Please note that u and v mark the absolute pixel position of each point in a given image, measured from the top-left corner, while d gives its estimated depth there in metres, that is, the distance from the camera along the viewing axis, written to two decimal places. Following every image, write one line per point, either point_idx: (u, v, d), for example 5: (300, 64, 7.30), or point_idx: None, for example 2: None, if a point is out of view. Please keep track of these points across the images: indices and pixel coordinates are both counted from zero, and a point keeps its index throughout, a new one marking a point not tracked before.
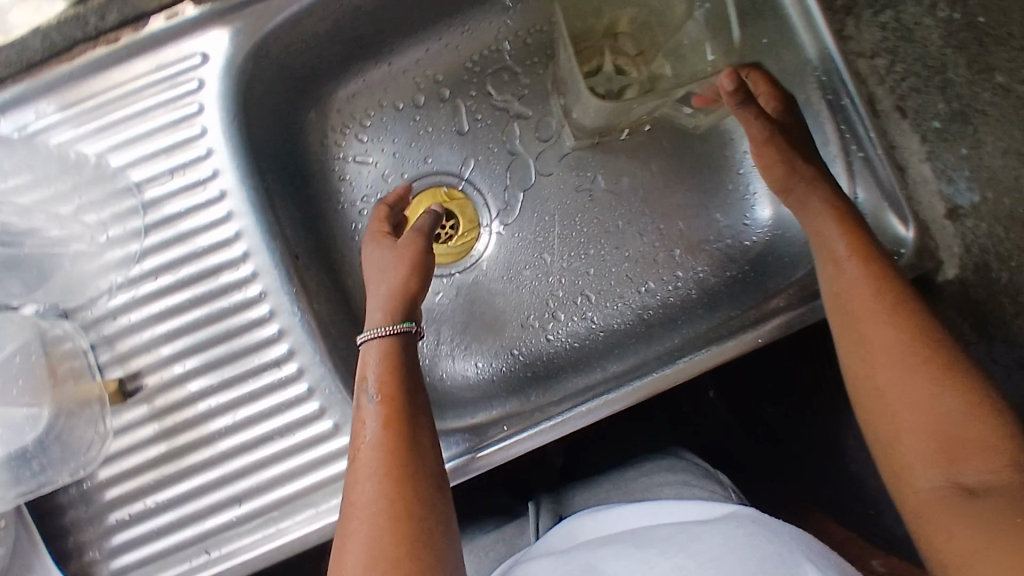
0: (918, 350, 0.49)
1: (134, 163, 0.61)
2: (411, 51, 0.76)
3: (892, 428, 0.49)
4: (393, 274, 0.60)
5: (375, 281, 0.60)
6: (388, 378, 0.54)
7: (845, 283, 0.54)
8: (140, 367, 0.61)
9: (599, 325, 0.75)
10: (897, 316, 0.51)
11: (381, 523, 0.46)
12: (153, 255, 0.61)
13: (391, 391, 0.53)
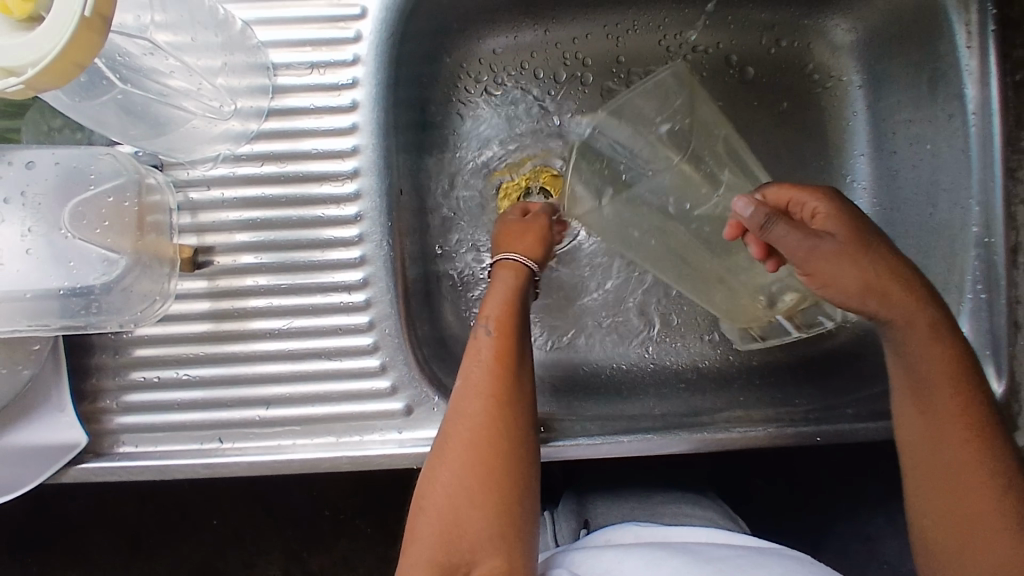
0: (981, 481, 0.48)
1: (277, 44, 0.59)
2: (575, 25, 0.74)
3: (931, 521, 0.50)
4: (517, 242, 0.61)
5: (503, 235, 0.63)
6: (502, 314, 0.54)
7: (927, 398, 0.50)
8: (214, 243, 0.60)
9: (652, 356, 0.74)
10: (973, 440, 0.49)
11: (479, 435, 0.48)
12: (265, 140, 0.60)
13: (506, 324, 0.53)
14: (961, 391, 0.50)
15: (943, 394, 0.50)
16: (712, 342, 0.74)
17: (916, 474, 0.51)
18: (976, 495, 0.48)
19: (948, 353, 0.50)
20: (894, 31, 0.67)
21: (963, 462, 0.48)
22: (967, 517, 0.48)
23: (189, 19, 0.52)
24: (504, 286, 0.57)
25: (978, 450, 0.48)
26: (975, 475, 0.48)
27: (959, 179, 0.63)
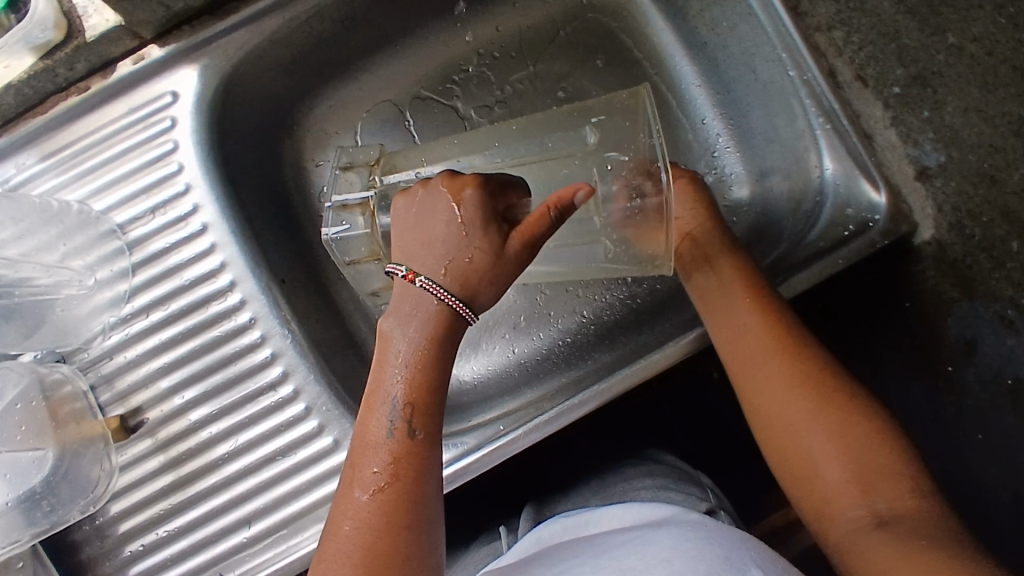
0: (815, 394, 0.51)
1: (114, 206, 0.63)
2: (391, 63, 0.74)
3: (806, 464, 0.50)
4: (456, 265, 0.46)
5: (458, 234, 0.46)
6: (407, 388, 0.46)
7: (739, 334, 0.55)
8: (140, 403, 0.63)
9: (589, 319, 0.77)
10: (790, 357, 0.53)
11: (359, 556, 0.42)
12: (142, 292, 0.63)
13: (410, 405, 0.45)
14: (784, 323, 0.54)
15: (755, 336, 0.55)
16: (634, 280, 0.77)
17: (756, 412, 0.53)
18: (809, 424, 0.50)
19: (761, 292, 0.57)
20: None
21: (779, 377, 0.52)
22: (800, 441, 0.50)
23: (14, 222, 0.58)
24: (407, 340, 0.46)
25: (808, 375, 0.52)
26: (802, 403, 0.51)
27: (760, 39, 0.66)
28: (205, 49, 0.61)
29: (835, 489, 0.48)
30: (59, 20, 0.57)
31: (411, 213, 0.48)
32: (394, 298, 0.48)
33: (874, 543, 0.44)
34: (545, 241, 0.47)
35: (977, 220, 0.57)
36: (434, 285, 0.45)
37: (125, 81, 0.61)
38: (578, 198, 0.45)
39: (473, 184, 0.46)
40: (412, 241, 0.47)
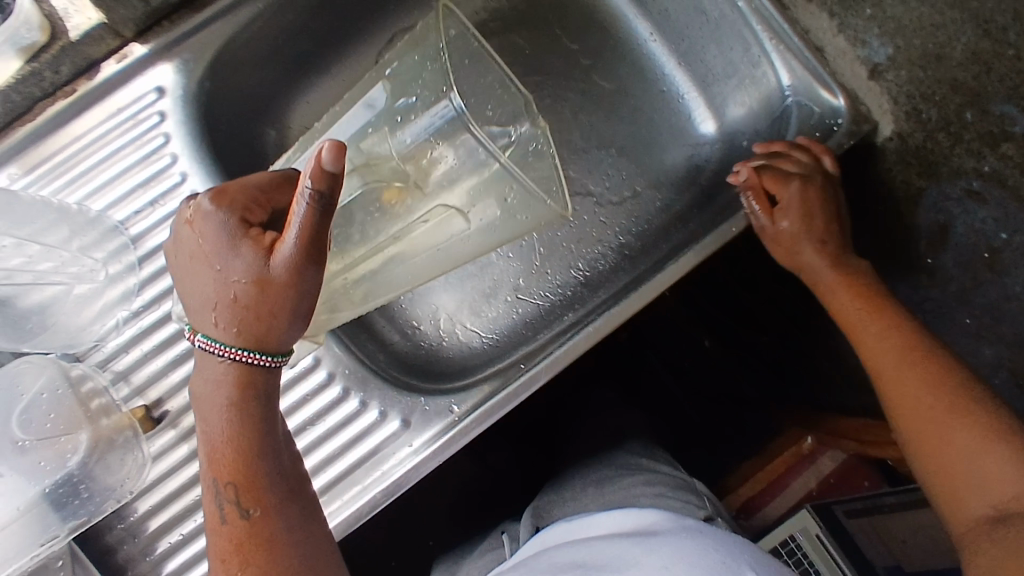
0: (917, 360, 0.54)
1: (114, 204, 0.64)
2: (364, 51, 0.77)
3: (911, 415, 0.53)
4: (221, 309, 0.47)
5: (218, 269, 0.47)
6: (223, 467, 0.48)
7: (881, 330, 0.58)
8: (160, 396, 0.62)
9: (586, 271, 0.80)
10: (901, 340, 0.56)
11: None
12: (151, 285, 0.63)
13: (240, 482, 0.48)
14: (886, 329, 0.58)
15: (889, 325, 0.58)
16: (622, 230, 0.80)
17: (878, 372, 0.57)
18: (921, 398, 0.52)
19: (845, 280, 0.62)
20: None
21: (914, 375, 0.53)
22: (930, 415, 0.51)
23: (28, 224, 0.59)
24: (218, 418, 0.48)
25: (927, 357, 0.54)
26: (913, 380, 0.53)
27: None
28: (184, 44, 0.64)
29: (964, 461, 0.49)
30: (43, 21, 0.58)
31: (185, 258, 0.49)
32: (193, 389, 0.51)
33: (1016, 483, 0.46)
34: (313, 242, 0.43)
35: (930, 102, 0.64)
36: (209, 340, 0.48)
37: (110, 81, 0.63)
38: (322, 169, 0.39)
39: (218, 211, 0.47)
40: (191, 279, 0.49)
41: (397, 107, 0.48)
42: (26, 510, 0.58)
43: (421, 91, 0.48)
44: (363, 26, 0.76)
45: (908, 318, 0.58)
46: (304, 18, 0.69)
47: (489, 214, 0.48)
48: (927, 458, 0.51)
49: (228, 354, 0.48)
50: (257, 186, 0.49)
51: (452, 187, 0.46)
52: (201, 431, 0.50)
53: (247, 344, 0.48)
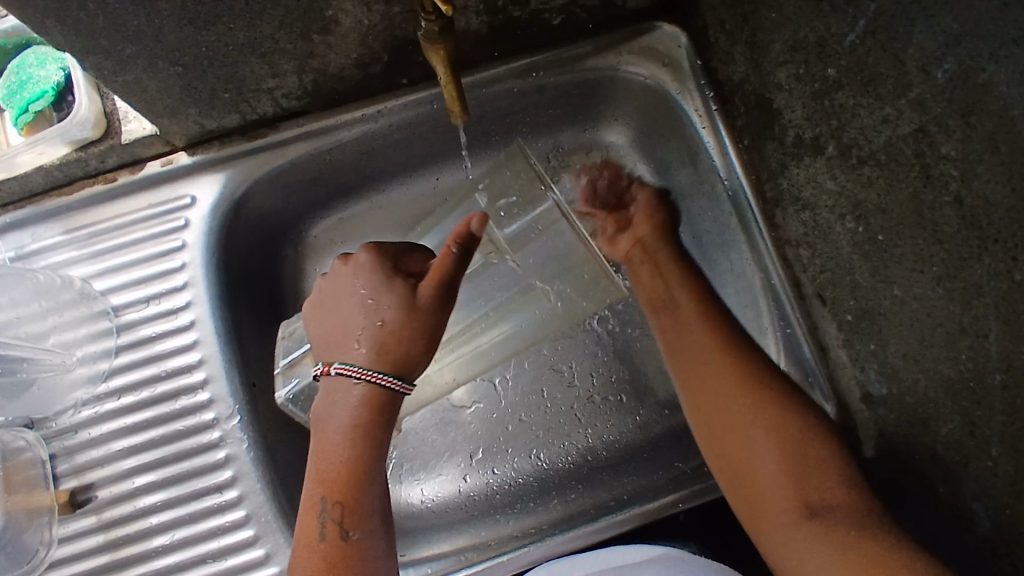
0: (752, 390, 0.59)
1: (114, 289, 0.67)
2: (396, 189, 0.78)
3: (757, 478, 0.57)
4: (365, 336, 0.53)
5: (370, 300, 0.53)
6: (339, 476, 0.52)
7: (673, 319, 0.66)
8: (93, 480, 0.65)
9: (546, 465, 0.78)
10: (721, 350, 0.62)
11: None
12: (120, 374, 0.66)
13: (344, 495, 0.52)
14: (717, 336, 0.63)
15: (693, 321, 0.65)
16: (597, 433, 0.79)
17: (698, 386, 0.62)
18: (748, 430, 0.58)
19: (701, 301, 0.66)
20: (651, 127, 0.75)
21: (734, 380, 0.60)
22: (749, 461, 0.58)
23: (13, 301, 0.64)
24: (341, 434, 0.52)
25: (756, 390, 0.59)
26: (747, 421, 0.58)
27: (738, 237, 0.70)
28: (229, 164, 0.68)
29: (775, 488, 0.55)
30: (99, 118, 0.62)
31: (326, 302, 0.57)
32: (315, 407, 0.55)
33: (822, 532, 0.51)
34: (450, 282, 0.52)
35: (911, 457, 0.57)
36: (347, 364, 0.52)
37: (152, 179, 0.67)
38: (473, 227, 0.50)
39: (372, 257, 0.55)
40: (330, 320, 0.56)
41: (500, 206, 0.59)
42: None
43: (521, 194, 0.57)
44: (412, 171, 0.77)
45: (726, 329, 0.63)
46: (347, 160, 0.72)
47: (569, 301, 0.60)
48: (746, 492, 0.57)
49: (358, 372, 0.52)
50: (401, 246, 0.57)
51: (532, 283, 0.58)
52: (315, 447, 0.54)
53: (386, 369, 0.52)
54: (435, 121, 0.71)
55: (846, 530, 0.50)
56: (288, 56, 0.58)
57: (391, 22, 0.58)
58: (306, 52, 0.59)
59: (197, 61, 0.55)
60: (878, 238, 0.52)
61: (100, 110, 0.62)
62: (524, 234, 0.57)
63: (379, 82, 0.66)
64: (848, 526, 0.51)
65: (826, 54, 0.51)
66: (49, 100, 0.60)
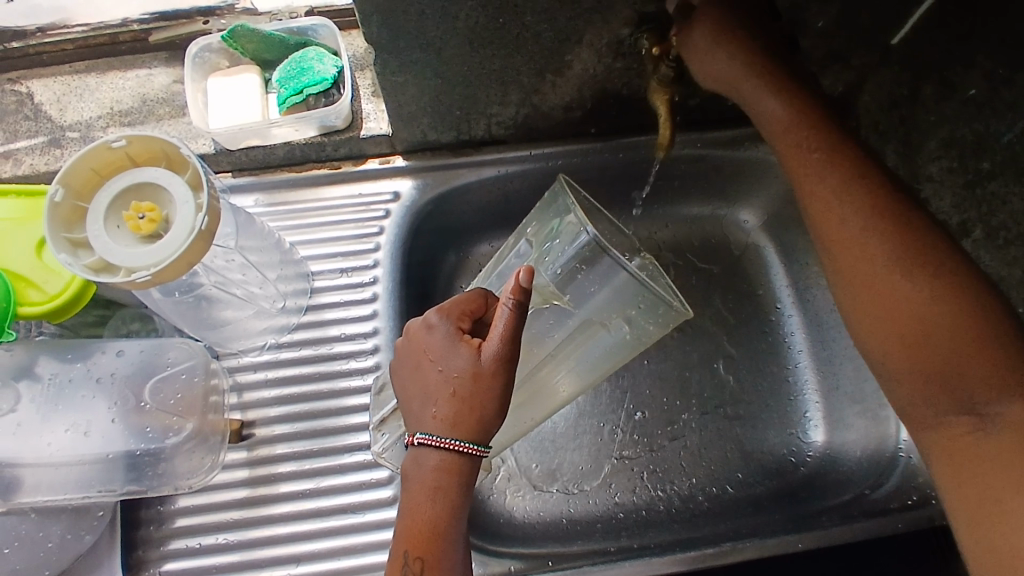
0: (888, 226, 0.55)
1: (314, 257, 0.77)
2: None
3: (888, 333, 0.53)
4: (440, 400, 0.55)
5: (442, 368, 0.56)
6: (420, 528, 0.55)
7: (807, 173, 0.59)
8: (254, 418, 0.71)
9: (645, 501, 0.81)
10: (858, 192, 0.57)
11: None
12: (301, 331, 0.74)
13: (423, 552, 0.54)
14: (880, 210, 0.56)
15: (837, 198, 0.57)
16: (700, 483, 0.82)
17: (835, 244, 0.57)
18: (901, 288, 0.53)
19: (865, 192, 0.57)
20: (789, 211, 0.88)
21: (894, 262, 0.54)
22: (903, 350, 0.52)
23: (263, 244, 0.70)
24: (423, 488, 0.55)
25: (911, 254, 0.54)
26: (883, 260, 0.54)
27: None
28: (430, 173, 0.79)
29: (955, 376, 0.50)
30: (348, 114, 0.74)
31: (407, 364, 0.59)
32: (405, 466, 0.57)
33: (1007, 405, 0.48)
34: (516, 339, 0.54)
35: None
36: (428, 435, 0.55)
37: (367, 174, 0.79)
38: (523, 282, 0.52)
39: (440, 318, 0.58)
40: (410, 387, 0.58)
41: (551, 241, 0.62)
42: (103, 460, 0.63)
43: (561, 235, 0.61)
44: None
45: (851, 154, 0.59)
46: (523, 190, 0.82)
47: (637, 322, 0.58)
48: (924, 382, 0.51)
49: (434, 441, 0.54)
50: (466, 301, 0.59)
51: (588, 320, 0.59)
52: (404, 495, 0.56)
53: (462, 435, 0.55)
54: (605, 169, 0.82)
55: (977, 437, 0.48)
56: (518, 88, 0.70)
57: (609, 75, 0.70)
58: (533, 87, 0.71)
59: (454, 76, 0.67)
60: None
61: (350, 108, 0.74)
62: (572, 274, 0.59)
63: (573, 126, 0.78)
64: (1010, 434, 0.47)
65: (984, 150, 0.65)
66: (322, 88, 0.71)
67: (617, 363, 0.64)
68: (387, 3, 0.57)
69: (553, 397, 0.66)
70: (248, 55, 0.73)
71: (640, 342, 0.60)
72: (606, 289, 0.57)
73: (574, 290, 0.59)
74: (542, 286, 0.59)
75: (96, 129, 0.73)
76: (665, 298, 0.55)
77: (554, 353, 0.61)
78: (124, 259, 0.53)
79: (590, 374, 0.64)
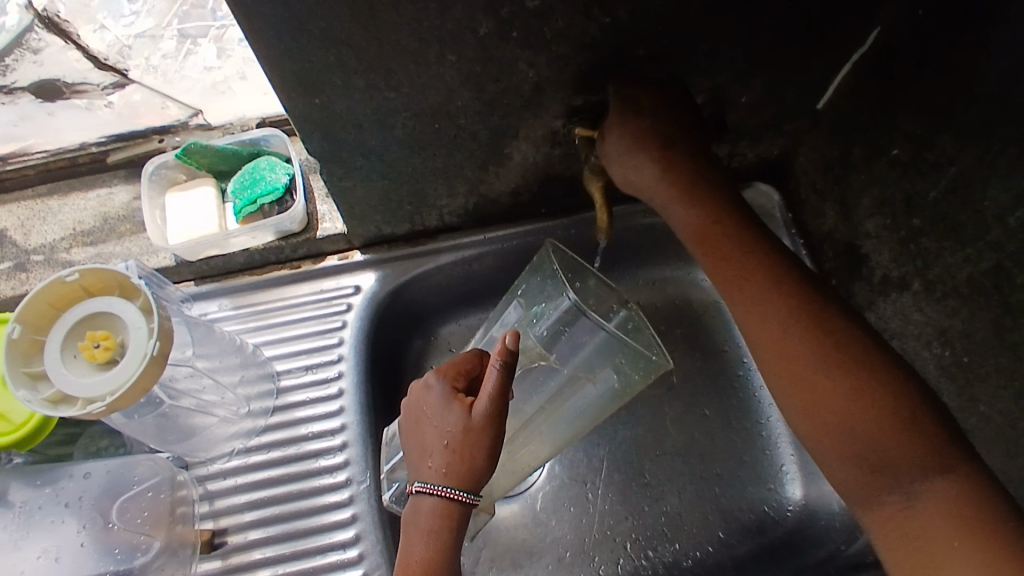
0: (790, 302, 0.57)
1: (279, 357, 0.78)
2: None
3: (813, 404, 0.54)
4: (436, 452, 0.56)
5: (437, 424, 0.57)
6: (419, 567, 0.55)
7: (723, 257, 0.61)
8: (226, 525, 0.71)
9: (630, 572, 0.81)
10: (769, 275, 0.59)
11: None
12: (270, 432, 0.75)
13: None
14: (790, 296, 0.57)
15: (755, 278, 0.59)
16: (683, 548, 0.82)
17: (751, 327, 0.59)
18: (821, 367, 0.54)
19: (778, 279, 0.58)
20: None
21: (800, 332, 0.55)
22: (830, 427, 0.53)
23: (220, 351, 0.72)
24: (423, 531, 0.56)
25: (814, 332, 0.55)
26: (800, 340, 0.55)
27: None
28: (389, 264, 0.81)
29: (885, 453, 0.50)
30: (303, 217, 0.76)
31: (406, 422, 0.61)
32: (405, 516, 0.59)
33: (934, 483, 0.48)
34: (505, 397, 0.55)
35: None
36: (426, 483, 0.56)
37: (327, 271, 0.81)
38: (510, 344, 0.54)
39: (435, 377, 0.59)
40: (410, 443, 0.60)
41: (533, 307, 0.64)
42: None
43: (546, 297, 0.63)
44: None
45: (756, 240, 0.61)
46: (483, 270, 0.84)
47: (623, 372, 0.58)
48: (856, 457, 0.51)
49: (429, 487, 0.56)
50: (462, 361, 0.61)
51: (572, 374, 0.60)
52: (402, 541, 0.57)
53: (453, 482, 0.56)
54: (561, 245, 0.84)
55: (909, 521, 0.48)
56: (464, 181, 0.73)
57: (550, 161, 0.73)
58: (479, 178, 0.73)
59: (400, 176, 0.70)
60: (965, 361, 0.63)
61: (305, 211, 0.76)
62: (557, 333, 0.61)
63: (524, 208, 0.81)
64: (944, 516, 0.47)
65: (913, 207, 0.64)
66: (275, 197, 0.74)
67: (606, 417, 0.65)
68: (325, 121, 0.60)
69: (548, 449, 0.67)
70: (204, 168, 0.75)
71: (625, 393, 0.60)
72: (589, 344, 0.59)
73: (559, 350, 0.61)
74: (529, 346, 0.62)
75: (60, 251, 0.75)
76: (642, 351, 0.56)
77: (547, 406, 0.62)
78: (81, 390, 0.54)
79: (580, 428, 0.65)
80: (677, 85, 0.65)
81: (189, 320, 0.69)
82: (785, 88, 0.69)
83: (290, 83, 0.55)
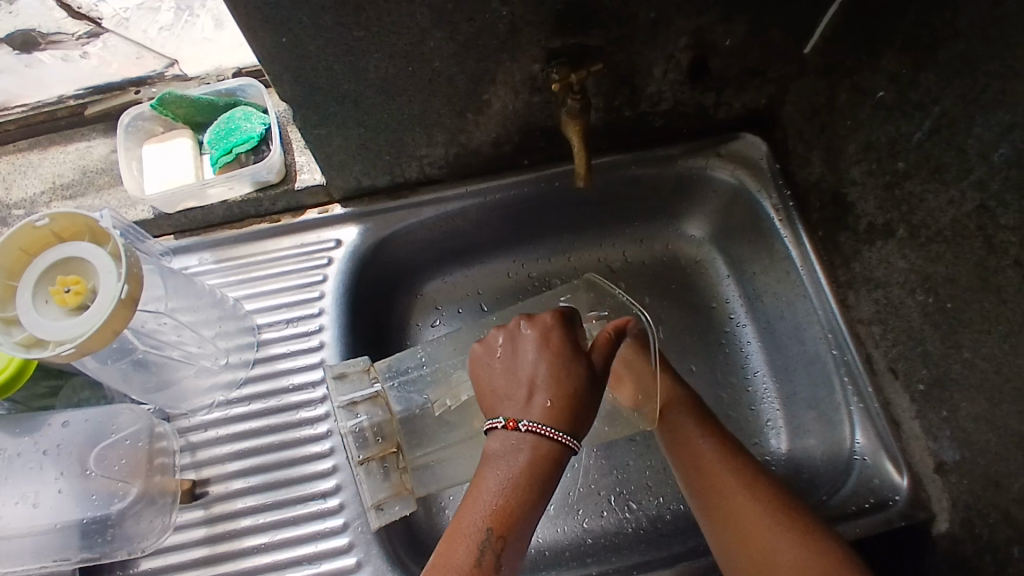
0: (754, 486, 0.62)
1: (260, 311, 0.78)
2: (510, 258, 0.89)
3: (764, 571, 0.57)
4: (551, 392, 0.53)
5: (560, 366, 0.55)
6: (504, 507, 0.51)
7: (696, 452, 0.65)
8: (209, 476, 0.71)
9: (614, 526, 0.81)
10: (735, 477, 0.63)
11: None
12: (251, 385, 0.75)
13: (505, 529, 0.50)
14: (756, 485, 0.62)
15: (715, 462, 0.64)
16: (666, 502, 0.82)
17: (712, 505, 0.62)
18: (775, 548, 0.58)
19: (749, 480, 0.62)
20: (732, 226, 0.86)
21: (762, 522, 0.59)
22: None
23: (199, 303, 0.72)
24: (521, 467, 0.51)
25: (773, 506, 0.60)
26: (758, 516, 0.60)
27: (812, 319, 0.78)
28: (370, 217, 0.80)
29: None
30: (281, 168, 0.76)
31: (502, 362, 0.57)
32: (487, 444, 0.54)
33: None
34: None
35: (984, 520, 0.61)
36: (536, 421, 0.52)
37: (307, 225, 0.80)
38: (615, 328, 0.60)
39: (554, 327, 0.58)
40: (502, 379, 0.56)
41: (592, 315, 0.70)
42: (56, 530, 0.63)
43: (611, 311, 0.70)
44: (520, 243, 0.88)
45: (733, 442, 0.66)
46: (467, 226, 0.83)
47: None
48: None
49: (548, 425, 0.52)
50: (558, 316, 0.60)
51: None
52: (478, 474, 0.53)
53: (562, 426, 0.52)
54: (547, 199, 0.83)
55: None
56: (443, 130, 0.72)
57: (530, 109, 0.72)
58: (457, 127, 0.72)
59: (377, 124, 0.69)
60: (948, 307, 0.62)
61: (283, 162, 0.76)
62: None
63: (507, 161, 0.80)
64: None
65: (897, 151, 0.64)
66: (250, 146, 0.73)
67: None
68: (295, 64, 0.59)
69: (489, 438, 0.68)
70: (180, 120, 0.75)
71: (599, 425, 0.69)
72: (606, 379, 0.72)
73: None
74: None
75: (39, 205, 0.75)
76: None
77: None
78: (51, 332, 0.54)
79: None
80: (658, 25, 0.64)
81: (164, 272, 0.69)
82: (770, 30, 0.67)
83: (255, 21, 0.54)
